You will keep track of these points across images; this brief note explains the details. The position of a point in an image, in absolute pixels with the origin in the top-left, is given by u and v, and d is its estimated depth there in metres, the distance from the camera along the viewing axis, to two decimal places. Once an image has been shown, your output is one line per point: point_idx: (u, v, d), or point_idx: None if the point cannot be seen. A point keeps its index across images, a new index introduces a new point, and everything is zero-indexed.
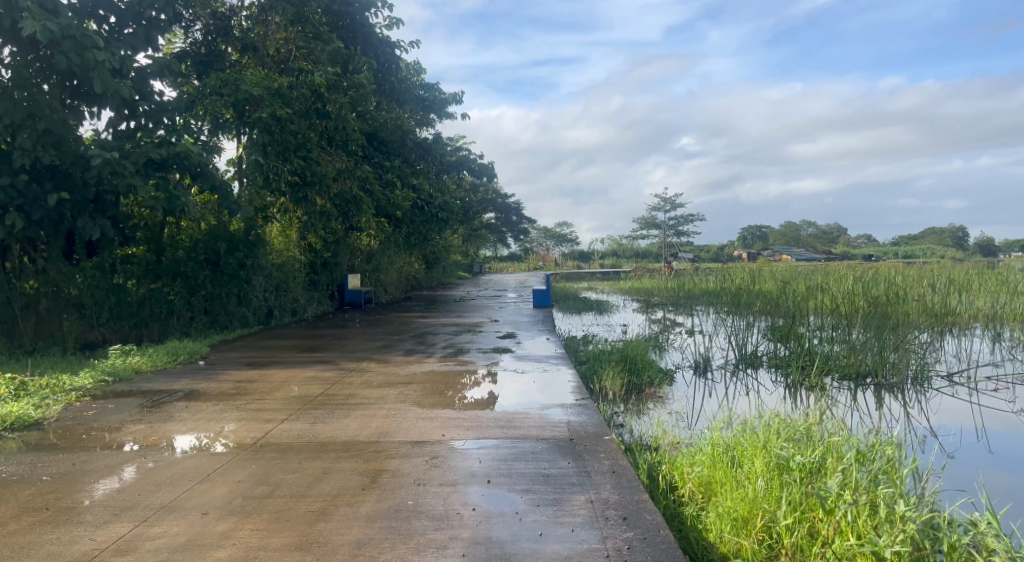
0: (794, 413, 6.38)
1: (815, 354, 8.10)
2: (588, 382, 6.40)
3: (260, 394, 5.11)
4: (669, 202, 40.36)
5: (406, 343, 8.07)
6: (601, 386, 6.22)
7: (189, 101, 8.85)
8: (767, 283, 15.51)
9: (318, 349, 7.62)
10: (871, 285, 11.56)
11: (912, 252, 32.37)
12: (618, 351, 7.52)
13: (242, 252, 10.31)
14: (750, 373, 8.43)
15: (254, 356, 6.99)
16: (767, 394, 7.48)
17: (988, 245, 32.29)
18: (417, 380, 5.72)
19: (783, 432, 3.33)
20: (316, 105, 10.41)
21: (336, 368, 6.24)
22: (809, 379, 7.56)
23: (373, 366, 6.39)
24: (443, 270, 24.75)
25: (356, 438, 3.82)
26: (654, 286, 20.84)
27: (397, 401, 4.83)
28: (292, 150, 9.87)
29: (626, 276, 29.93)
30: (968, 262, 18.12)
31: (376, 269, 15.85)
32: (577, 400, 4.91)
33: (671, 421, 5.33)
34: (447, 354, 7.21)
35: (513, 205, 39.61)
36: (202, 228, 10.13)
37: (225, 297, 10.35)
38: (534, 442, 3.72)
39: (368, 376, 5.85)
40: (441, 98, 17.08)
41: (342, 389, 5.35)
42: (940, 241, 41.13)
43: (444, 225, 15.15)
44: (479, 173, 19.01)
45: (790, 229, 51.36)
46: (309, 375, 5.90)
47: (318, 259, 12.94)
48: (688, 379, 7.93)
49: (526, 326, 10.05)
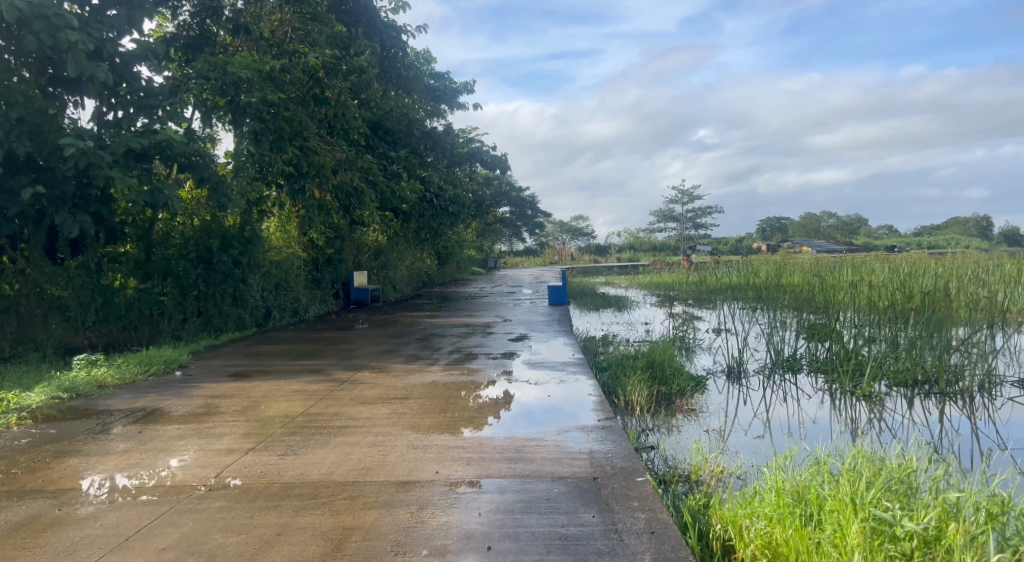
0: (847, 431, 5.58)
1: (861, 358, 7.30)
2: (612, 394, 5.64)
3: (233, 414, 4.42)
4: (687, 193, 39.31)
5: (410, 348, 7.36)
6: (625, 398, 5.45)
7: (175, 84, 8.06)
8: (797, 277, 14.59)
9: (312, 355, 6.94)
10: (915, 278, 10.68)
11: (937, 242, 31.17)
12: (643, 355, 6.73)
13: (236, 250, 9.68)
14: (790, 378, 7.59)
15: (240, 364, 6.34)
16: (814, 404, 6.64)
17: (1015, 235, 30.96)
18: (415, 394, 5.00)
19: (874, 479, 2.56)
20: (313, 91, 9.78)
21: (325, 380, 5.53)
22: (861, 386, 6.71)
23: (368, 376, 5.67)
24: (457, 265, 24.12)
25: (330, 477, 3.10)
26: (675, 280, 20.02)
27: (388, 423, 4.12)
28: (287, 138, 9.23)
29: (644, 270, 29.13)
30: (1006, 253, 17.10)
31: (383, 266, 15.21)
32: (600, 420, 4.14)
33: (710, 443, 4.57)
34: (454, 361, 6.48)
35: (529, 198, 38.94)
36: (194, 223, 9.50)
37: (220, 297, 9.72)
38: (549, 484, 2.97)
39: (361, 390, 5.12)
40: (451, 87, 16.34)
41: (328, 406, 4.65)
42: (968, 231, 39.69)
43: (455, 219, 14.37)
44: (493, 166, 18.22)
45: (811, 220, 50.09)
46: (294, 389, 5.20)
47: (320, 256, 12.27)
48: (723, 387, 7.12)
49: (540, 326, 9.29)
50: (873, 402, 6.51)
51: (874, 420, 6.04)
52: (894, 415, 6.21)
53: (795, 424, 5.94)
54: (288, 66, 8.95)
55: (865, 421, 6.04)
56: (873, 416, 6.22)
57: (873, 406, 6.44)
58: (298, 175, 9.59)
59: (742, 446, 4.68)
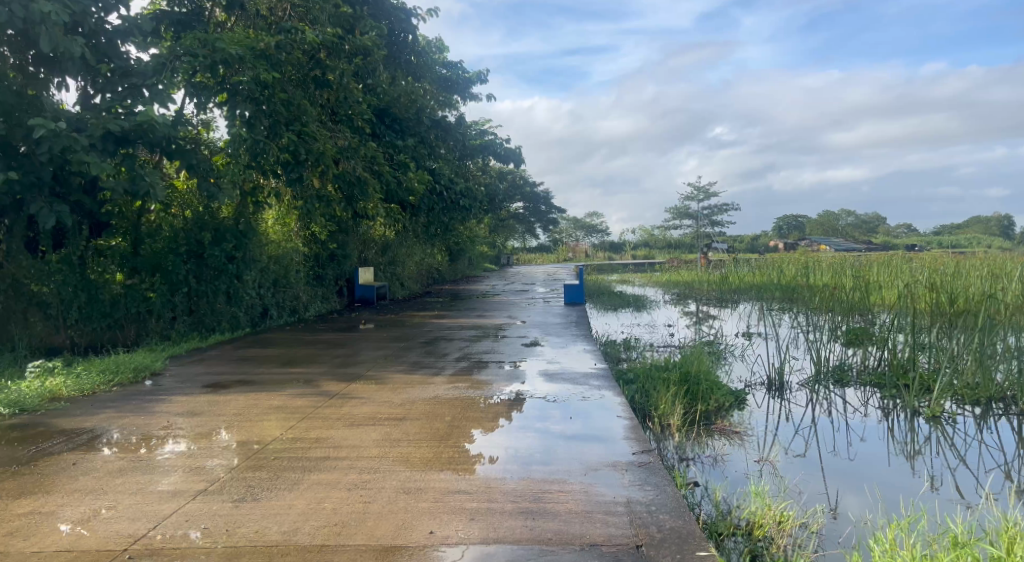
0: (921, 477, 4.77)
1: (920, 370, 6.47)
2: (641, 411, 4.88)
3: (196, 441, 3.71)
4: (704, 191, 38.41)
5: (413, 354, 6.63)
6: (660, 419, 4.66)
7: (162, 62, 7.37)
8: (828, 277, 13.71)
9: (304, 361, 6.24)
10: (963, 279, 9.80)
11: (957, 241, 30.11)
12: (677, 365, 5.92)
13: (230, 244, 8.99)
14: (838, 391, 6.78)
15: (220, 373, 5.65)
16: (871, 426, 5.82)
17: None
18: (413, 413, 4.28)
19: None
20: (313, 72, 9.04)
21: (312, 394, 4.81)
22: (930, 406, 5.86)
23: (362, 389, 4.95)
24: (468, 261, 23.44)
25: (291, 540, 2.38)
26: (694, 280, 19.17)
27: (377, 455, 3.39)
28: (284, 122, 8.52)
29: (659, 268, 28.30)
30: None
31: (391, 262, 14.52)
32: (635, 454, 3.38)
33: (766, 479, 3.78)
34: (461, 370, 5.75)
35: (543, 194, 38.18)
36: (185, 215, 8.83)
37: (213, 294, 9.04)
38: (579, 557, 2.23)
39: (352, 408, 4.40)
40: (464, 77, 15.62)
41: (310, 428, 3.94)
42: (991, 230, 38.40)
43: (466, 213, 13.67)
44: (506, 159, 17.46)
45: (830, 218, 48.95)
46: (275, 405, 4.49)
47: (323, 252, 11.59)
48: (767, 403, 6.31)
49: (557, 329, 8.55)
50: (941, 425, 5.68)
51: (948, 454, 5.21)
52: (964, 441, 5.39)
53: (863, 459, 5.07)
54: (285, 44, 8.14)
55: (934, 454, 5.23)
56: (943, 443, 5.40)
57: (942, 431, 5.61)
58: (296, 163, 8.80)
59: (807, 485, 3.89)
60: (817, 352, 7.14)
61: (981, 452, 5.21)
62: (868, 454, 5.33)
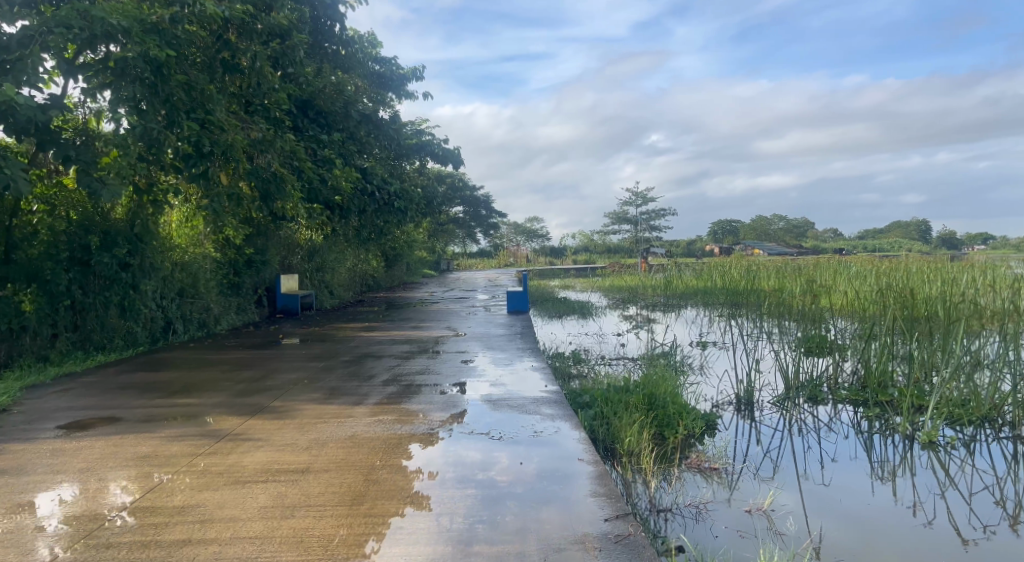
0: (927, 518, 4.14)
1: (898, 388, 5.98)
2: (607, 453, 4.16)
3: (49, 505, 2.85)
4: (641, 196, 38.65)
5: (333, 377, 5.67)
6: (630, 461, 3.95)
7: (29, 35, 6.19)
8: (772, 282, 13.47)
9: (197, 388, 5.18)
10: (912, 282, 9.57)
11: (878, 244, 31.19)
12: (638, 386, 5.23)
13: (123, 249, 7.61)
14: (811, 409, 6.23)
15: (83, 407, 4.56)
16: (856, 453, 5.23)
17: (949, 238, 30.88)
18: (321, 462, 3.36)
19: None
20: (222, 55, 7.97)
21: (193, 434, 3.80)
22: (924, 430, 5.29)
23: (262, 427, 3.97)
24: (405, 267, 22.42)
25: None
26: (638, 284, 18.77)
27: (256, 536, 2.48)
28: (183, 109, 7.30)
29: (600, 273, 28.03)
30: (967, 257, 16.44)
31: (318, 268, 13.41)
32: (608, 519, 2.62)
33: (765, 541, 3.08)
34: (389, 398, 4.83)
35: (483, 198, 37.50)
36: (69, 216, 7.44)
37: (102, 307, 7.70)
38: None
39: (244, 456, 3.45)
40: (398, 73, 14.70)
41: (176, 490, 2.98)
42: (910, 235, 40.07)
43: (402, 217, 12.70)
44: (444, 160, 16.57)
45: (761, 223, 50.26)
46: (140, 455, 3.47)
47: (239, 258, 10.38)
48: (740, 427, 5.66)
49: (500, 342, 7.74)
50: (938, 453, 5.11)
51: (947, 485, 4.62)
52: (962, 468, 4.85)
53: (856, 497, 4.41)
54: (182, 17, 6.89)
55: (933, 486, 4.62)
56: (939, 472, 4.84)
57: (937, 458, 5.05)
58: (200, 156, 7.55)
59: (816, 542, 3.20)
60: (786, 366, 6.57)
61: (983, 480, 4.66)
62: (853, 482, 4.71)
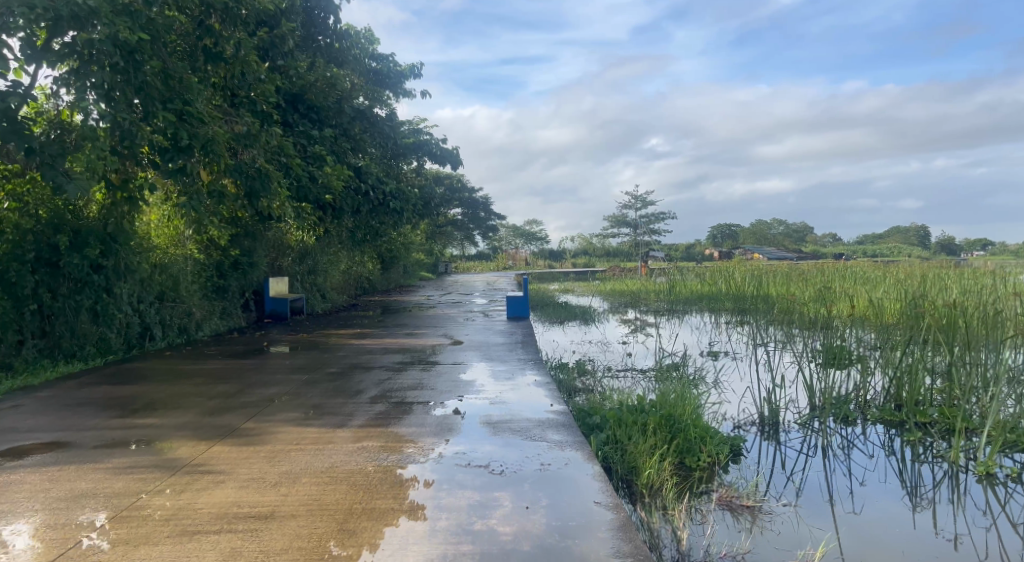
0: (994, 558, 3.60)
1: (940, 410, 5.46)
2: (625, 489, 3.69)
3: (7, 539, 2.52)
4: (641, 200, 38.17)
5: (317, 392, 5.13)
6: (653, 501, 3.49)
7: None
8: (782, 289, 12.95)
9: (164, 405, 4.64)
10: (935, 291, 9.07)
11: (879, 250, 30.61)
12: (655, 406, 4.72)
13: (95, 248, 7.05)
14: (842, 429, 5.69)
15: (27, 429, 4.01)
16: (895, 480, 4.72)
17: (949, 244, 30.38)
18: (291, 503, 2.83)
19: None
20: (204, 43, 7.49)
21: (146, 466, 3.27)
22: (977, 459, 4.75)
23: (227, 456, 3.43)
24: (402, 270, 21.87)
25: None
26: (640, 289, 18.26)
27: None
28: (160, 98, 6.78)
29: (600, 277, 27.50)
30: (977, 262, 15.97)
31: (310, 271, 12.87)
32: None
33: None
34: (376, 419, 4.28)
35: (481, 200, 36.98)
36: (38, 214, 6.81)
37: (73, 312, 7.11)
38: None
39: (200, 495, 2.90)
40: (396, 70, 14.18)
41: (109, 544, 2.45)
42: (911, 240, 39.67)
43: (397, 218, 12.17)
44: (442, 161, 16.03)
45: (761, 228, 49.77)
46: (77, 492, 2.93)
47: (224, 260, 9.85)
48: (766, 451, 5.12)
49: (500, 352, 7.21)
50: (991, 482, 4.59)
51: (1006, 519, 4.09)
52: (1020, 500, 4.32)
53: (906, 531, 3.88)
54: None
55: (993, 520, 4.08)
56: (995, 503, 4.31)
57: (991, 488, 4.52)
58: (178, 150, 7.04)
59: None
60: (812, 383, 6.04)
61: None
62: (900, 513, 4.19)
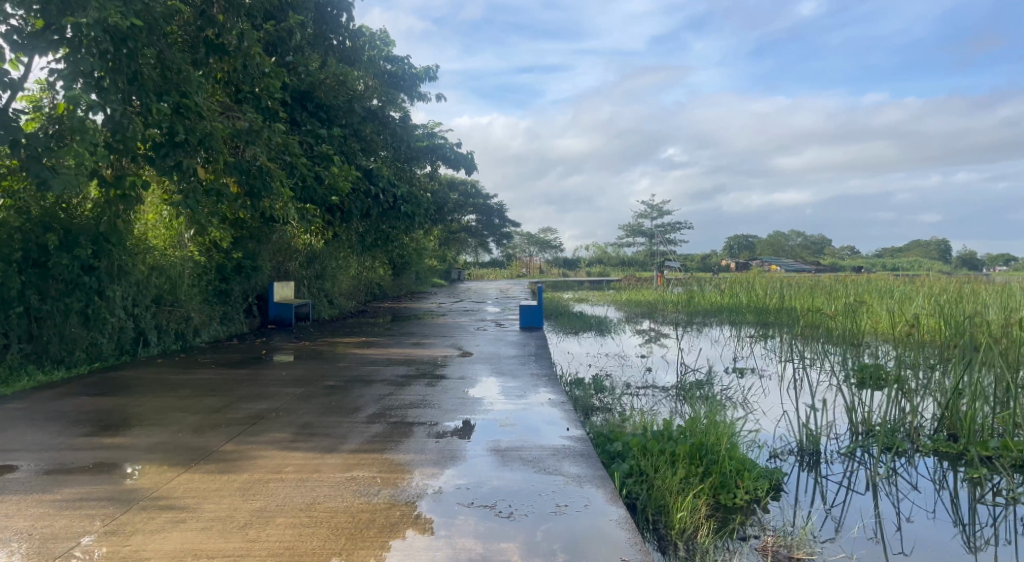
0: None
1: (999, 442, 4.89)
2: (654, 532, 3.21)
3: None
4: (657, 208, 37.61)
5: (311, 409, 4.68)
6: (688, 549, 3.01)
7: None
8: (807, 302, 12.37)
9: (140, 422, 4.21)
10: (978, 307, 8.46)
11: (902, 263, 29.81)
12: (683, 432, 4.22)
13: (86, 249, 6.67)
14: (889, 460, 5.13)
15: None
16: (953, 518, 4.17)
17: (971, 258, 29.51)
18: (257, 553, 2.38)
19: None
20: (206, 34, 7.15)
21: (101, 499, 2.83)
22: None
23: (194, 488, 2.98)
24: (414, 276, 21.48)
25: None
26: (657, 299, 17.72)
27: None
28: (155, 90, 6.41)
29: (615, 286, 26.95)
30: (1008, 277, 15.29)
31: (317, 277, 12.47)
32: None
33: None
34: (371, 443, 3.81)
35: (496, 206, 36.58)
36: (28, 211, 6.45)
37: (61, 316, 6.71)
38: None
39: (150, 540, 2.45)
40: (410, 72, 13.82)
41: None
42: (932, 254, 38.75)
43: (408, 222, 11.74)
44: (456, 165, 15.62)
45: (779, 239, 48.94)
46: (11, 532, 2.50)
47: (227, 263, 9.47)
48: (805, 485, 4.59)
49: (512, 366, 6.74)
50: None
51: None
52: None
53: None
54: None
55: None
56: None
57: None
58: (174, 146, 6.66)
59: None
60: (854, 409, 5.50)
61: None
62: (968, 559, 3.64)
